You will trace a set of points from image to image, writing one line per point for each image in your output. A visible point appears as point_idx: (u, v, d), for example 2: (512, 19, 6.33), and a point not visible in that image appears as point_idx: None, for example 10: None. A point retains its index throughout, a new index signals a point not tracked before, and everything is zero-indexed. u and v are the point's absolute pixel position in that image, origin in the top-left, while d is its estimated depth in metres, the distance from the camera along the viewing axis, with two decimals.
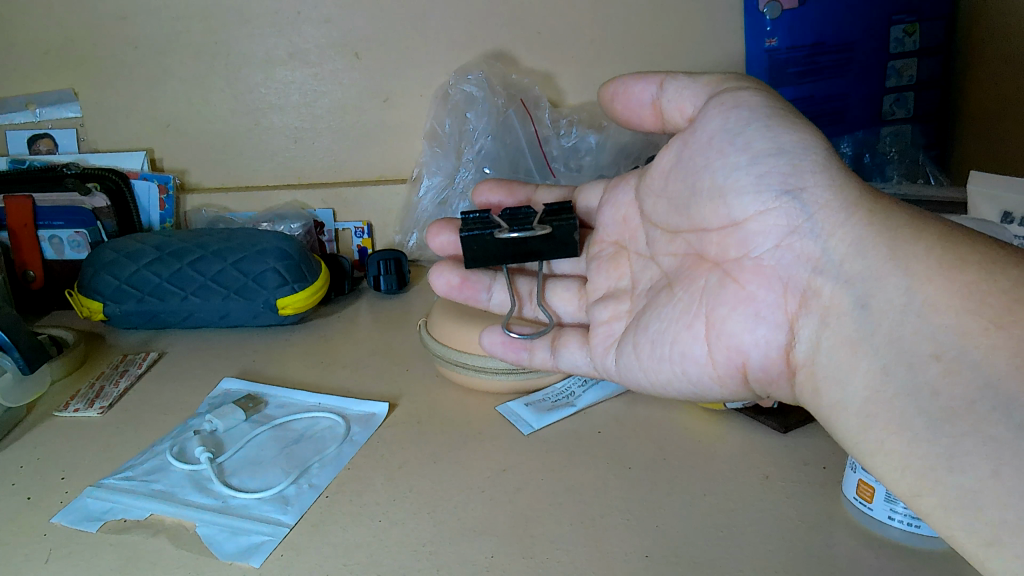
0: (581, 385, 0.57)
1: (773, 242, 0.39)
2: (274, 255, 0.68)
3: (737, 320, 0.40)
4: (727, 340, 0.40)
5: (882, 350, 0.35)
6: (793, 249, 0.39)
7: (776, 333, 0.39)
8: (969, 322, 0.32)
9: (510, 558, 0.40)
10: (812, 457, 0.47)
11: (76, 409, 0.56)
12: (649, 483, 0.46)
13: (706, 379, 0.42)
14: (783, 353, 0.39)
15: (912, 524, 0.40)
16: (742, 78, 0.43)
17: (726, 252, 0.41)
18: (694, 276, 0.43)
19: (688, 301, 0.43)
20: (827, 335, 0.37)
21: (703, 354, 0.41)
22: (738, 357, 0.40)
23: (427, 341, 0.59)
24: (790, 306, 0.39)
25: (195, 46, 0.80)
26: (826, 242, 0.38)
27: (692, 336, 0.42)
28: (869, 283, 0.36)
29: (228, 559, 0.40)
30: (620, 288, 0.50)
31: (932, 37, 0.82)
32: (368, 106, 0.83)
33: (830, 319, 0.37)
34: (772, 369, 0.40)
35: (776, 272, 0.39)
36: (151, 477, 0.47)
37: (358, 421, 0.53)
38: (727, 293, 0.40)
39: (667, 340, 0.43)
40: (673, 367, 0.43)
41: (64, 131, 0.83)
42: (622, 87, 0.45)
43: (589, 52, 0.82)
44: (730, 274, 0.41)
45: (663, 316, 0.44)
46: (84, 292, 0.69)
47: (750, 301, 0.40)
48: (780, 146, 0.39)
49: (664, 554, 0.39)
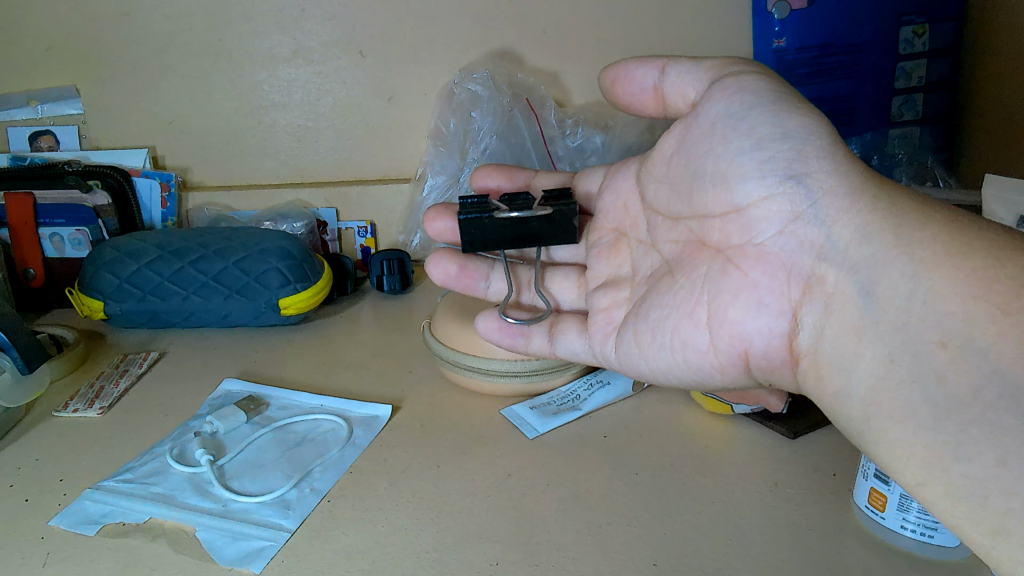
0: (586, 390, 0.56)
1: (776, 228, 0.38)
2: (277, 254, 0.68)
3: (739, 307, 0.39)
4: (728, 328, 0.39)
5: (887, 337, 0.34)
6: (797, 236, 0.38)
7: (779, 321, 0.38)
8: (976, 308, 0.32)
9: (515, 564, 0.39)
10: (822, 464, 0.46)
11: (75, 410, 0.55)
12: (656, 488, 0.45)
13: (706, 367, 0.41)
14: (786, 341, 0.38)
15: (926, 534, 0.39)
16: (747, 62, 0.42)
17: (728, 239, 0.40)
18: (696, 262, 0.42)
19: (690, 288, 0.42)
20: (831, 322, 0.36)
21: (704, 342, 0.41)
22: (740, 345, 0.39)
23: (430, 340, 0.59)
24: (793, 293, 0.38)
25: (199, 44, 0.79)
26: (830, 229, 0.37)
27: (693, 324, 0.41)
28: (874, 269, 0.35)
29: (228, 564, 0.39)
30: (620, 276, 0.49)
31: (942, 37, 0.81)
32: (373, 105, 0.82)
33: (834, 306, 0.36)
34: (774, 356, 0.39)
35: (779, 259, 0.38)
36: (151, 479, 0.47)
37: (360, 423, 0.53)
38: (729, 280, 0.40)
39: (668, 327, 0.42)
40: (674, 355, 0.42)
41: (65, 128, 0.82)
42: (624, 71, 0.44)
43: (594, 51, 0.81)
44: (732, 261, 0.40)
45: (663, 304, 0.43)
46: (84, 291, 0.68)
47: (753, 288, 0.39)
48: (784, 131, 0.38)
49: (671, 563, 0.39)
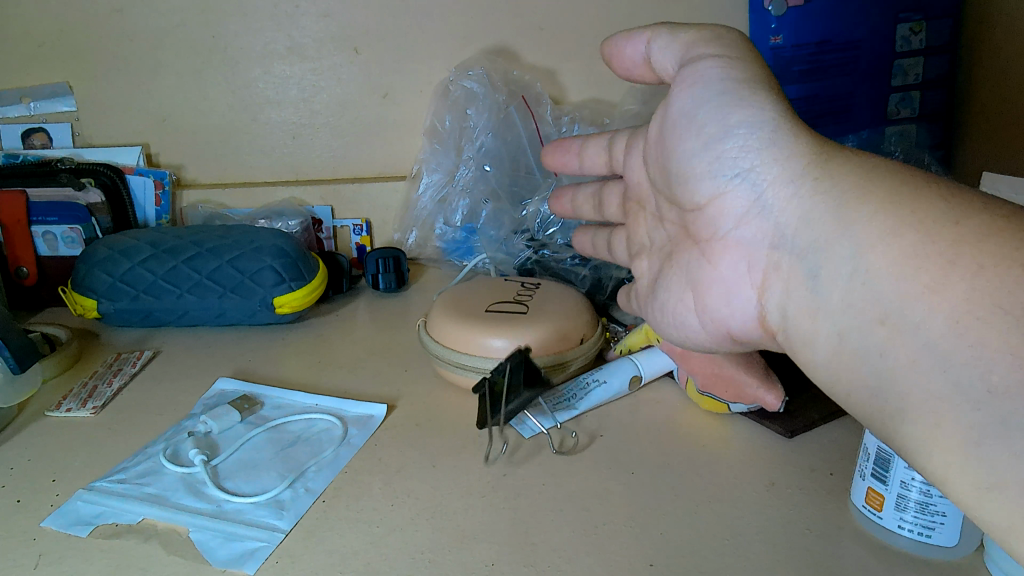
0: (581, 390, 0.55)
1: (734, 220, 0.37)
2: (271, 253, 0.67)
3: (715, 296, 0.39)
4: (711, 316, 0.40)
5: (836, 318, 0.32)
6: (752, 225, 0.36)
7: (750, 306, 0.37)
8: (910, 285, 0.29)
9: (511, 565, 0.39)
10: (819, 463, 0.46)
11: (68, 409, 0.55)
12: (652, 487, 0.45)
13: (705, 346, 0.42)
14: (760, 323, 0.37)
15: (923, 534, 0.38)
16: (715, 33, 0.38)
17: (700, 230, 0.39)
18: (683, 250, 0.42)
19: (679, 274, 0.42)
20: (790, 307, 0.35)
21: (696, 324, 0.41)
22: (722, 327, 0.39)
23: (426, 340, 0.58)
24: (757, 279, 0.37)
25: (192, 40, 0.79)
26: (781, 217, 0.35)
27: (684, 308, 0.41)
28: (818, 254, 0.33)
29: (222, 566, 0.39)
30: (642, 246, 0.47)
31: (939, 34, 0.81)
32: (367, 102, 0.82)
33: (792, 291, 0.35)
34: (756, 339, 0.38)
35: (741, 249, 0.37)
36: (144, 480, 0.46)
37: (355, 423, 0.53)
38: (704, 271, 0.39)
39: (667, 310, 0.43)
40: (678, 333, 0.43)
41: (57, 125, 0.81)
42: (616, 47, 0.42)
43: (590, 48, 0.81)
44: (704, 252, 0.39)
45: (664, 287, 0.43)
46: (77, 289, 0.68)
47: (721, 282, 0.38)
48: (727, 126, 0.36)
49: (668, 563, 0.38)
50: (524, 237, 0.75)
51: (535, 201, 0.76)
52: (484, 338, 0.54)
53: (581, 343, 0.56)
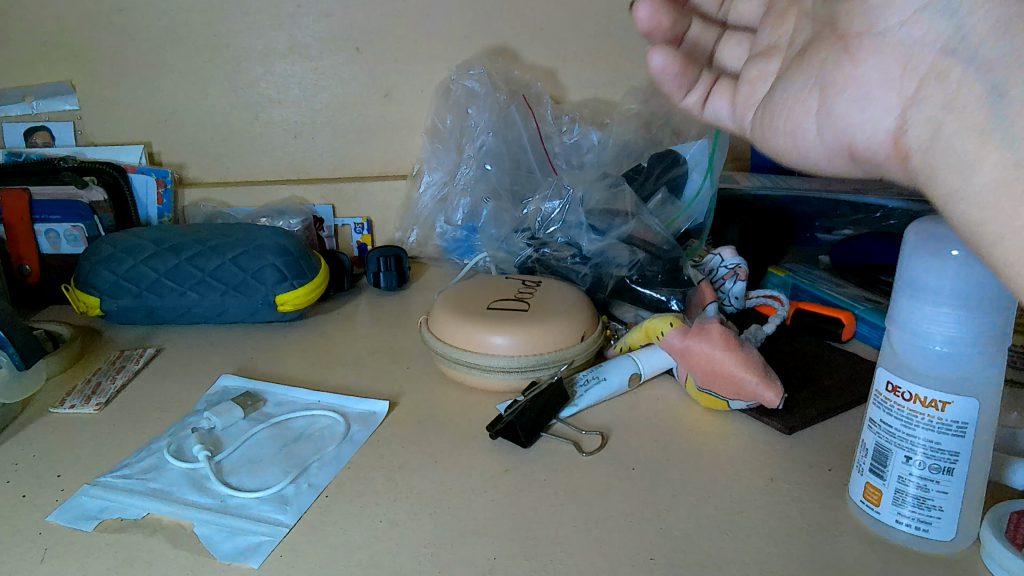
0: (581, 385, 0.54)
1: (902, 13, 0.32)
2: (274, 250, 0.68)
3: (846, 101, 0.35)
4: (834, 119, 0.36)
5: (1013, 140, 0.28)
6: (922, 25, 0.31)
7: (887, 117, 0.33)
8: None
9: (512, 559, 0.39)
10: (817, 459, 0.47)
11: (72, 406, 0.55)
12: (652, 483, 0.45)
13: (813, 155, 0.38)
14: (895, 138, 0.33)
15: (921, 529, 0.38)
16: None
17: (851, 22, 0.34)
18: (821, 48, 0.36)
19: (808, 72, 0.37)
20: (942, 120, 0.31)
21: (813, 129, 0.37)
22: (845, 135, 0.36)
23: (428, 338, 0.58)
24: (908, 88, 0.32)
25: (195, 39, 0.79)
26: (963, 16, 0.30)
27: (806, 110, 0.38)
28: (1013, 64, 0.28)
29: (227, 559, 0.39)
30: (778, 44, 0.44)
31: None
32: (369, 102, 0.82)
33: (952, 106, 0.30)
34: (879, 151, 0.34)
35: (898, 50, 0.32)
36: (148, 475, 0.47)
37: (358, 419, 0.53)
38: (842, 70, 0.35)
39: (781, 111, 0.39)
40: (787, 137, 0.39)
41: (60, 124, 0.82)
42: None
43: (590, 49, 0.82)
44: (850, 48, 0.34)
45: (783, 87, 0.39)
46: (80, 287, 0.68)
47: (858, 83, 0.34)
48: None
49: (668, 557, 0.39)
50: (525, 236, 0.72)
51: (535, 200, 0.72)
52: (486, 335, 0.55)
53: (583, 340, 0.57)
